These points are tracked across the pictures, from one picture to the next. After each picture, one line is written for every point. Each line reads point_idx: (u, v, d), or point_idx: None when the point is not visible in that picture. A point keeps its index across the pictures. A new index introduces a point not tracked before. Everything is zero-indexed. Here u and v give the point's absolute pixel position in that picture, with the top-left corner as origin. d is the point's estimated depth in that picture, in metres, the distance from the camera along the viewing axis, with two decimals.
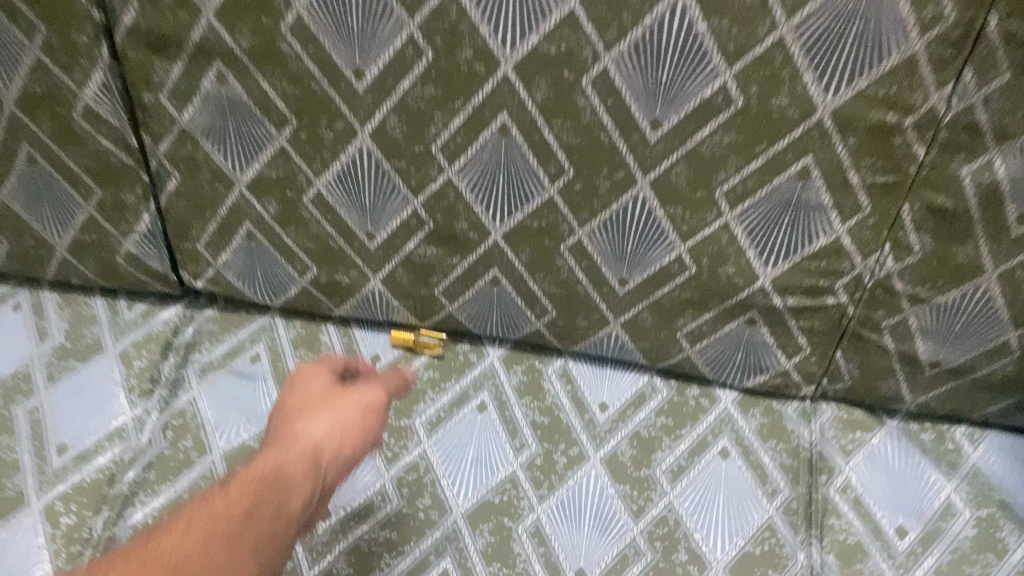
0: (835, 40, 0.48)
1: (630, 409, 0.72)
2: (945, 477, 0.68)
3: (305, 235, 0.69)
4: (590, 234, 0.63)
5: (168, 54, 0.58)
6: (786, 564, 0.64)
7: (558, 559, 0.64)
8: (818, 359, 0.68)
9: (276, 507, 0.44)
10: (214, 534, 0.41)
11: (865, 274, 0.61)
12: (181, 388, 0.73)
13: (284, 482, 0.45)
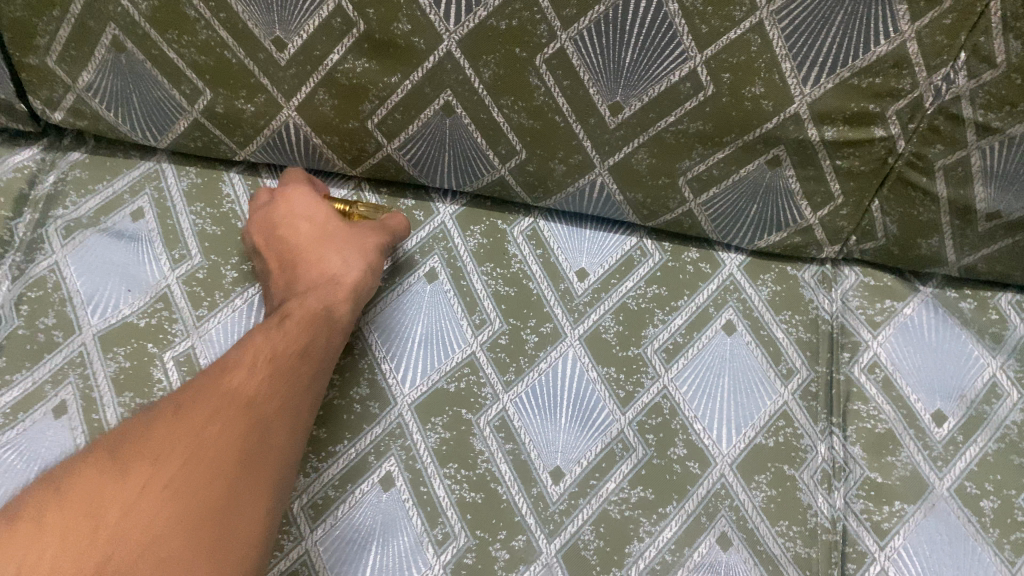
0: None
1: (615, 276, 0.59)
2: (990, 352, 0.57)
3: (192, 44, 0.51)
4: (575, 39, 0.46)
5: None
6: (806, 459, 0.53)
7: (530, 458, 0.52)
8: (850, 212, 0.55)
9: (325, 342, 0.47)
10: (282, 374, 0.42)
11: (927, 97, 0.47)
12: (40, 248, 0.57)
13: (319, 328, 0.47)
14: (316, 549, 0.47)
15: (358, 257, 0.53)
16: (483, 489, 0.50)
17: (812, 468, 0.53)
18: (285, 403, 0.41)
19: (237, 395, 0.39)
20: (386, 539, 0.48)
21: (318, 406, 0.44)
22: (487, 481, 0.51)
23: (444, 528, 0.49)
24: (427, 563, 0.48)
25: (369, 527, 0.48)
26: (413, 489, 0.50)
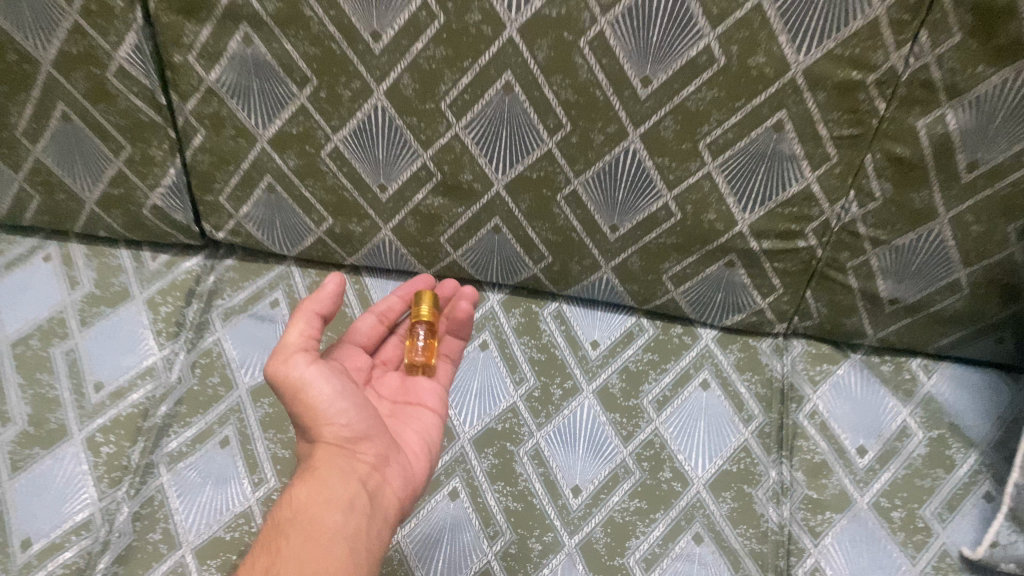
0: (810, 4, 0.54)
1: (619, 346, 0.79)
2: (903, 403, 0.76)
3: (321, 187, 0.75)
4: (584, 184, 0.69)
5: (197, 18, 0.63)
6: (760, 480, 0.72)
7: (557, 478, 0.72)
8: (790, 298, 0.75)
9: (345, 487, 0.53)
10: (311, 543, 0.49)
11: (832, 219, 0.68)
12: (206, 329, 0.81)
13: (333, 483, 0.52)
14: (404, 540, 0.67)
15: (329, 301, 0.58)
16: (523, 500, 0.70)
17: (764, 487, 0.72)
18: (322, 547, 0.49)
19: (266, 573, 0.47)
20: (453, 533, 0.68)
21: (372, 520, 0.53)
22: (526, 494, 0.71)
23: (496, 527, 0.69)
24: (484, 551, 0.67)
25: (441, 525, 0.68)
26: (473, 500, 0.70)
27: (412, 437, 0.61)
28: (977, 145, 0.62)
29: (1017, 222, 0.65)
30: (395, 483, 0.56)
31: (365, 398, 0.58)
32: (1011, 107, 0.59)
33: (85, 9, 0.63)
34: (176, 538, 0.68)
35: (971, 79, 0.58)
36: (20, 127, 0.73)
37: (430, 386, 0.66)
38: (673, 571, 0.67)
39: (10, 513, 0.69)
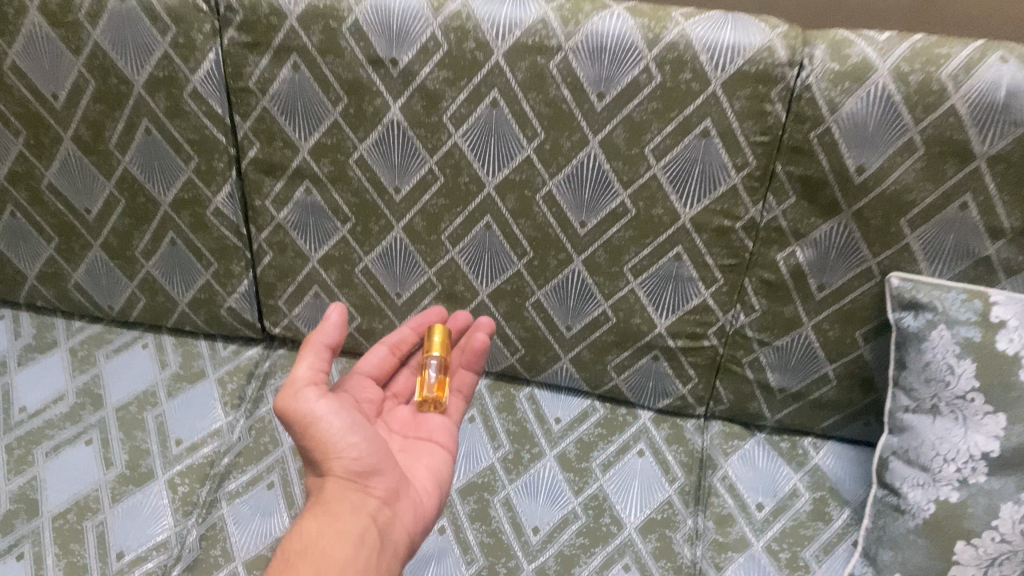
0: (687, 175, 0.82)
1: (576, 422, 1.02)
2: (794, 471, 0.97)
3: (354, 294, 1.01)
4: (545, 296, 0.95)
5: (276, 175, 0.92)
6: (679, 526, 0.93)
7: (522, 519, 0.93)
8: (704, 386, 0.98)
9: (353, 522, 0.68)
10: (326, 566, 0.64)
11: (726, 324, 0.92)
12: (261, 401, 1.06)
13: (343, 519, 0.68)
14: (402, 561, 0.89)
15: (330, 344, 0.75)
16: (494, 535, 0.92)
17: (682, 531, 0.92)
18: (334, 571, 0.64)
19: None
20: (440, 558, 0.89)
21: (377, 547, 0.68)
22: (497, 531, 0.92)
23: (472, 555, 0.90)
24: (462, 571, 0.88)
25: (431, 552, 0.90)
26: (456, 534, 0.91)
27: (419, 473, 0.78)
28: (822, 273, 0.86)
29: (859, 329, 0.89)
30: (398, 515, 0.72)
31: (375, 438, 0.74)
32: (840, 246, 0.84)
33: (199, 168, 0.93)
34: (231, 553, 0.90)
35: (809, 227, 0.83)
36: (140, 247, 1.02)
37: (442, 423, 0.84)
38: None
39: (111, 533, 0.92)
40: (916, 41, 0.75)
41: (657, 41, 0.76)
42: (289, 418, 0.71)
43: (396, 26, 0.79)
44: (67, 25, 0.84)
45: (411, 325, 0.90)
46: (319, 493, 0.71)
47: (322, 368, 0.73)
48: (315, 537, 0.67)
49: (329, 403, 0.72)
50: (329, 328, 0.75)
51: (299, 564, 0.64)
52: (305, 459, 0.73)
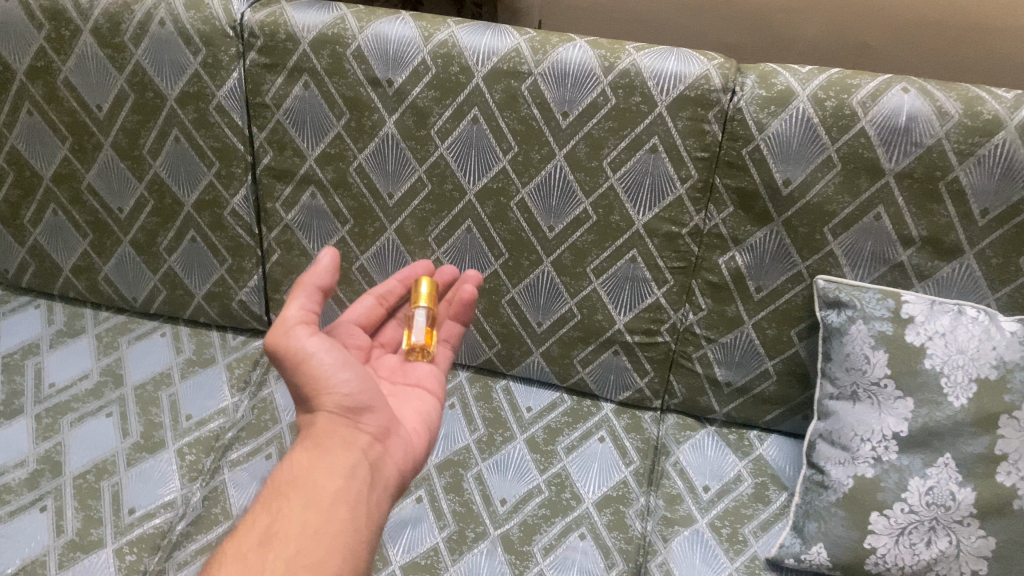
0: (640, 186, 0.95)
1: (546, 411, 1.14)
2: (739, 459, 1.08)
3: (350, 290, 1.14)
4: (519, 293, 1.07)
5: (286, 181, 1.06)
6: (632, 502, 1.03)
7: (492, 492, 1.04)
8: (659, 380, 1.10)
9: (343, 457, 0.74)
10: (315, 497, 0.71)
11: (677, 322, 1.04)
12: (264, 386, 1.18)
13: (333, 455, 0.74)
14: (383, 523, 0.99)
15: (321, 285, 0.79)
16: (465, 505, 1.02)
17: (635, 507, 1.03)
18: (322, 502, 0.70)
19: (269, 522, 0.69)
20: (416, 523, 1.00)
21: (368, 479, 0.74)
22: (468, 502, 1.03)
23: (445, 521, 1.00)
24: (435, 535, 0.99)
25: (409, 517, 1.01)
26: (431, 503, 1.02)
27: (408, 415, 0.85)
28: (759, 275, 0.98)
29: (794, 328, 1.00)
30: (388, 452, 0.79)
31: (365, 377, 0.79)
32: (774, 251, 0.96)
33: (219, 173, 1.06)
34: (230, 512, 1.01)
35: (745, 234, 0.95)
36: (164, 244, 1.15)
37: (428, 369, 0.93)
38: (564, 555, 0.97)
39: (124, 491, 1.03)
40: (832, 74, 0.88)
41: (612, 68, 0.89)
42: (281, 355, 0.76)
43: (392, 52, 0.93)
44: (114, 46, 0.99)
45: (399, 278, 0.98)
46: (310, 427, 0.76)
47: (313, 308, 0.78)
48: (307, 469, 0.73)
49: (320, 341, 0.76)
50: (320, 272, 0.79)
51: (292, 494, 0.71)
52: (296, 394, 0.78)
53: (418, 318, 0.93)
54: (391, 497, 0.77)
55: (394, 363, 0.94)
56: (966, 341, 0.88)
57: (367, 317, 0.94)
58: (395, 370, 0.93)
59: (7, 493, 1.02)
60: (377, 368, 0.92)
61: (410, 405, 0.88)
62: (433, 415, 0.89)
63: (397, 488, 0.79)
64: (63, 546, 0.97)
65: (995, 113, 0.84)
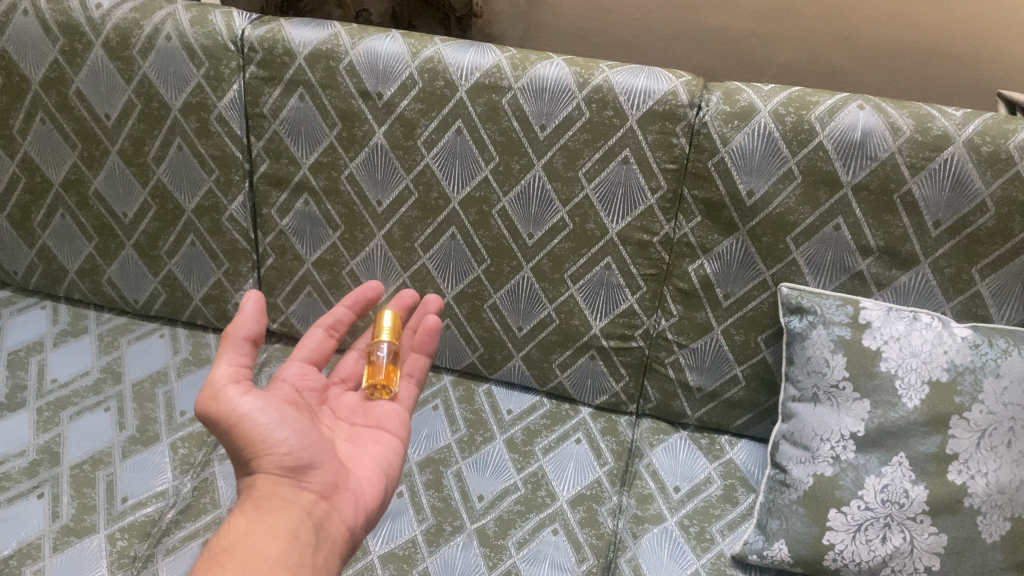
0: (613, 195, 1.01)
1: (525, 413, 1.18)
2: (710, 461, 1.12)
3: (340, 294, 1.19)
4: (500, 298, 1.13)
5: (281, 188, 1.12)
6: (605, 501, 1.07)
7: (470, 488, 1.08)
8: (634, 384, 1.15)
9: (285, 519, 0.72)
10: (256, 561, 0.68)
11: (651, 327, 1.10)
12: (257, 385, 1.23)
13: (273, 518, 0.72)
14: None
15: (247, 339, 0.78)
16: (444, 500, 1.06)
17: (607, 505, 1.06)
18: (262, 567, 0.68)
19: None
20: (395, 517, 1.03)
21: (311, 540, 0.73)
22: (447, 497, 1.06)
23: (424, 514, 1.04)
24: (413, 528, 1.02)
25: (388, 511, 1.04)
26: (411, 497, 1.06)
27: (362, 467, 0.84)
28: (727, 282, 1.03)
29: (761, 334, 1.05)
30: (336, 510, 0.77)
31: (308, 434, 0.79)
32: (740, 259, 1.01)
33: (219, 180, 1.13)
34: (218, 502, 1.06)
35: (713, 243, 1.01)
36: (165, 248, 1.21)
37: (391, 409, 0.93)
38: (538, 548, 1.01)
39: (118, 481, 1.08)
40: (793, 92, 0.93)
41: (586, 84, 0.95)
42: (214, 417, 0.75)
43: (382, 67, 0.99)
44: (123, 59, 1.06)
45: (346, 306, 0.98)
46: (251, 490, 0.75)
47: (243, 364, 0.78)
48: (246, 535, 0.71)
49: (253, 401, 0.76)
50: (246, 321, 0.79)
51: (229, 563, 0.68)
52: (235, 458, 0.77)
53: (380, 355, 0.95)
54: (339, 558, 0.75)
55: (355, 402, 0.93)
56: (920, 345, 0.93)
57: (319, 351, 0.93)
58: (355, 411, 0.92)
59: (7, 481, 1.06)
60: (335, 409, 0.91)
61: (367, 451, 0.86)
62: (392, 460, 0.87)
63: (347, 547, 0.77)
64: (57, 531, 1.01)
65: (945, 129, 0.89)
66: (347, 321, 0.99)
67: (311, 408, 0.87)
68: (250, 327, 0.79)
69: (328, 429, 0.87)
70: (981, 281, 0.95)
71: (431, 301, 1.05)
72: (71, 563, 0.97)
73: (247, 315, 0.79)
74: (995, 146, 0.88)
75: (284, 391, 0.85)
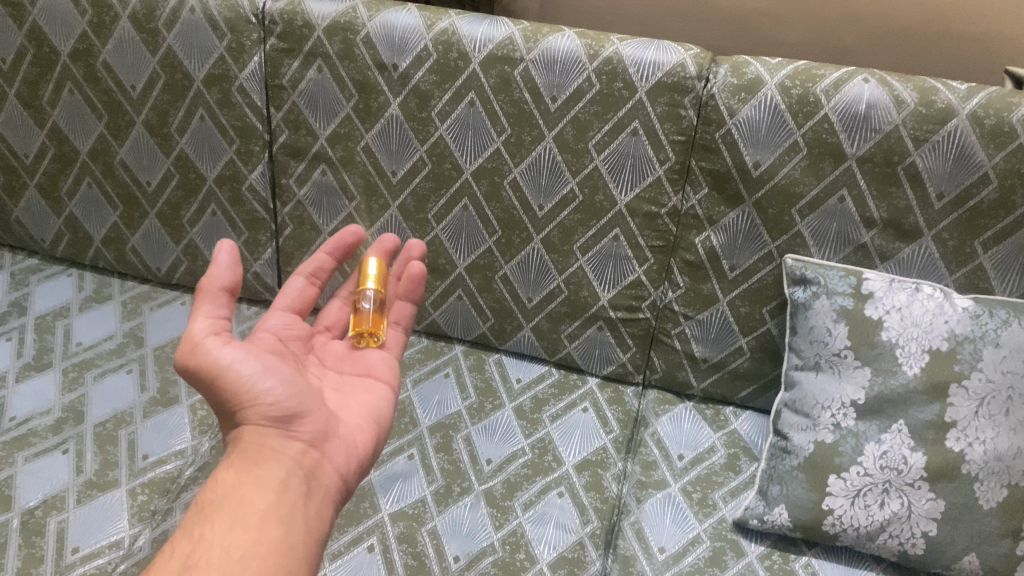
0: (622, 167, 1.03)
1: (534, 382, 1.21)
2: (714, 431, 1.14)
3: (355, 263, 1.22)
4: (511, 269, 1.15)
5: (299, 158, 1.15)
6: (610, 466, 1.10)
7: (479, 452, 1.10)
8: (641, 355, 1.18)
9: (273, 472, 0.75)
10: (244, 514, 0.71)
11: (657, 299, 1.12)
12: None
13: (260, 472, 0.75)
14: (374, 477, 1.06)
15: (221, 292, 0.80)
16: (453, 463, 1.09)
17: (612, 471, 1.09)
18: (250, 519, 0.71)
19: (193, 542, 0.69)
20: (406, 478, 1.06)
21: (301, 489, 0.76)
22: (456, 459, 1.09)
23: (433, 476, 1.07)
24: (422, 488, 1.05)
25: (399, 472, 1.07)
26: (421, 459, 1.09)
27: (352, 414, 0.87)
28: (733, 254, 1.05)
29: (766, 306, 1.07)
30: (327, 459, 0.80)
31: (294, 383, 0.82)
32: (745, 231, 1.02)
33: (239, 150, 1.16)
34: None
35: (719, 215, 1.03)
36: (187, 217, 1.25)
37: (382, 356, 0.97)
38: (543, 510, 1.03)
39: (139, 440, 1.11)
40: (800, 65, 0.95)
41: (596, 56, 0.97)
42: (197, 370, 0.78)
43: (398, 39, 1.02)
44: (148, 31, 1.09)
45: (327, 253, 1.00)
46: (239, 441, 0.78)
47: (220, 316, 0.80)
48: (235, 487, 0.74)
49: (235, 352, 0.79)
50: (219, 274, 0.80)
51: (218, 516, 0.71)
52: (223, 409, 0.80)
53: (365, 305, 0.99)
54: (332, 505, 0.79)
55: (342, 350, 0.97)
56: (921, 315, 0.95)
57: (300, 300, 0.96)
58: (342, 358, 0.96)
59: (33, 437, 1.10)
60: (323, 357, 0.94)
61: (356, 399, 0.90)
62: (382, 405, 0.91)
63: (339, 493, 0.81)
64: (81, 484, 1.05)
65: (948, 102, 0.90)
66: (328, 268, 1.00)
67: (296, 356, 0.90)
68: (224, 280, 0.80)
69: (317, 377, 0.90)
70: (983, 254, 0.96)
71: (413, 247, 1.07)
72: (94, 515, 1.01)
73: (220, 266, 0.80)
74: (998, 118, 0.89)
75: (267, 340, 0.87)
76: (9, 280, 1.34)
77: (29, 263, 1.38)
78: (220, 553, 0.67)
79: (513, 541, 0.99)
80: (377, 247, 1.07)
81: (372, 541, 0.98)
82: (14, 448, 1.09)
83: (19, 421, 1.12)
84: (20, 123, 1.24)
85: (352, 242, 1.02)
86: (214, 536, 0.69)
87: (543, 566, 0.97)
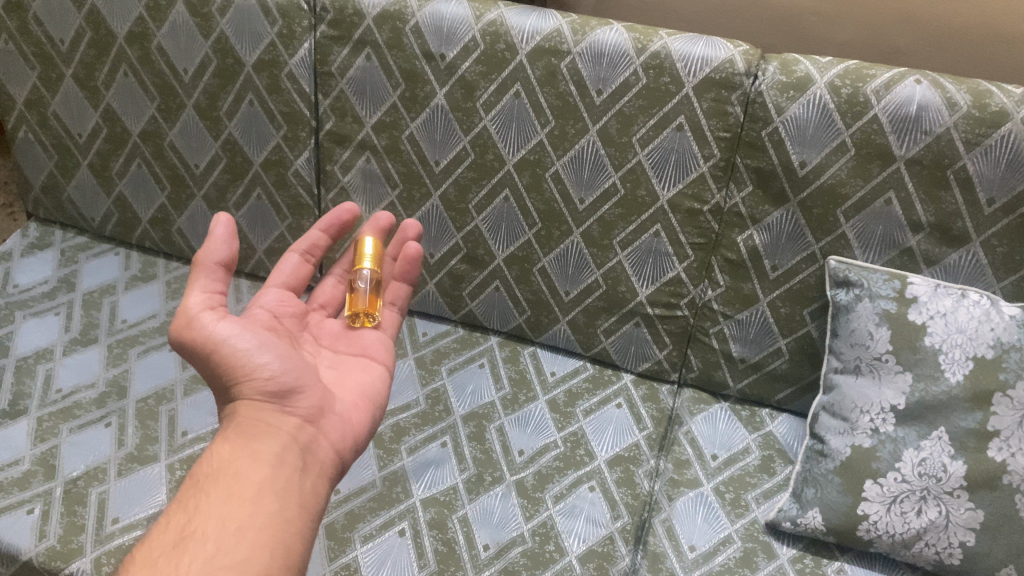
0: (666, 162, 1.02)
1: (569, 376, 1.22)
2: (749, 433, 1.13)
3: None
4: (549, 262, 1.15)
5: (344, 145, 1.16)
6: (642, 463, 1.09)
7: (512, 442, 1.11)
8: (677, 352, 1.17)
9: (270, 447, 0.76)
10: (239, 487, 0.72)
11: (696, 297, 1.11)
12: None
13: (256, 446, 0.76)
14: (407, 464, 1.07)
15: (218, 266, 0.82)
16: (486, 452, 1.09)
17: (645, 467, 1.09)
18: (245, 492, 0.72)
19: (188, 514, 0.70)
20: (438, 465, 1.07)
21: (296, 463, 0.77)
22: (489, 450, 1.09)
23: (465, 464, 1.07)
24: (454, 476, 1.06)
25: (431, 460, 1.08)
26: (454, 448, 1.09)
27: (348, 393, 0.88)
28: (775, 253, 1.04)
29: (807, 308, 1.06)
30: (322, 436, 0.81)
31: (289, 358, 0.83)
32: (789, 231, 1.02)
33: (286, 136, 1.18)
34: None
35: (762, 213, 1.02)
36: (233, 200, 1.27)
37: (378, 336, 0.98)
38: (574, 503, 1.03)
39: (179, 416, 1.14)
40: (851, 65, 0.94)
41: (644, 50, 0.97)
42: (194, 343, 0.79)
43: (446, 29, 1.03)
44: (202, 16, 1.11)
45: (321, 230, 1.00)
46: (234, 415, 0.79)
47: (215, 290, 0.81)
48: (229, 461, 0.75)
49: (230, 327, 0.80)
50: (216, 248, 0.81)
51: (213, 488, 0.72)
52: (218, 384, 0.81)
53: (360, 285, 1.00)
54: (327, 480, 0.80)
55: (337, 328, 0.98)
56: (966, 322, 0.94)
57: (296, 275, 0.97)
58: (339, 337, 0.97)
59: (78, 409, 1.13)
60: (318, 335, 0.96)
61: (352, 377, 0.91)
62: (378, 384, 0.92)
63: (334, 468, 0.82)
64: (122, 457, 1.07)
65: (1003, 105, 0.88)
66: (323, 245, 1.01)
67: (291, 333, 0.91)
68: (220, 253, 0.81)
69: (313, 355, 0.91)
70: None
71: (409, 227, 1.07)
72: (134, 488, 1.04)
73: (216, 240, 0.81)
74: None
75: (262, 317, 0.88)
76: (59, 257, 1.37)
77: (78, 241, 1.41)
78: (213, 524, 0.69)
79: (542, 532, 1.00)
80: (373, 226, 1.07)
81: (403, 525, 0.99)
82: (59, 419, 1.11)
83: (64, 393, 1.15)
84: (74, 103, 1.27)
85: (347, 219, 1.02)
86: (210, 508, 0.70)
87: (572, 559, 0.97)
